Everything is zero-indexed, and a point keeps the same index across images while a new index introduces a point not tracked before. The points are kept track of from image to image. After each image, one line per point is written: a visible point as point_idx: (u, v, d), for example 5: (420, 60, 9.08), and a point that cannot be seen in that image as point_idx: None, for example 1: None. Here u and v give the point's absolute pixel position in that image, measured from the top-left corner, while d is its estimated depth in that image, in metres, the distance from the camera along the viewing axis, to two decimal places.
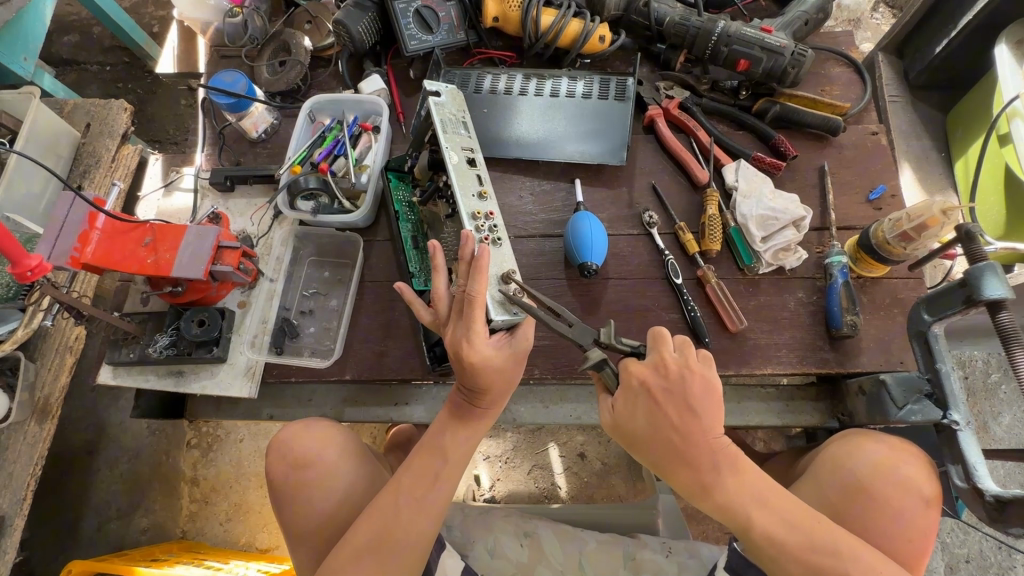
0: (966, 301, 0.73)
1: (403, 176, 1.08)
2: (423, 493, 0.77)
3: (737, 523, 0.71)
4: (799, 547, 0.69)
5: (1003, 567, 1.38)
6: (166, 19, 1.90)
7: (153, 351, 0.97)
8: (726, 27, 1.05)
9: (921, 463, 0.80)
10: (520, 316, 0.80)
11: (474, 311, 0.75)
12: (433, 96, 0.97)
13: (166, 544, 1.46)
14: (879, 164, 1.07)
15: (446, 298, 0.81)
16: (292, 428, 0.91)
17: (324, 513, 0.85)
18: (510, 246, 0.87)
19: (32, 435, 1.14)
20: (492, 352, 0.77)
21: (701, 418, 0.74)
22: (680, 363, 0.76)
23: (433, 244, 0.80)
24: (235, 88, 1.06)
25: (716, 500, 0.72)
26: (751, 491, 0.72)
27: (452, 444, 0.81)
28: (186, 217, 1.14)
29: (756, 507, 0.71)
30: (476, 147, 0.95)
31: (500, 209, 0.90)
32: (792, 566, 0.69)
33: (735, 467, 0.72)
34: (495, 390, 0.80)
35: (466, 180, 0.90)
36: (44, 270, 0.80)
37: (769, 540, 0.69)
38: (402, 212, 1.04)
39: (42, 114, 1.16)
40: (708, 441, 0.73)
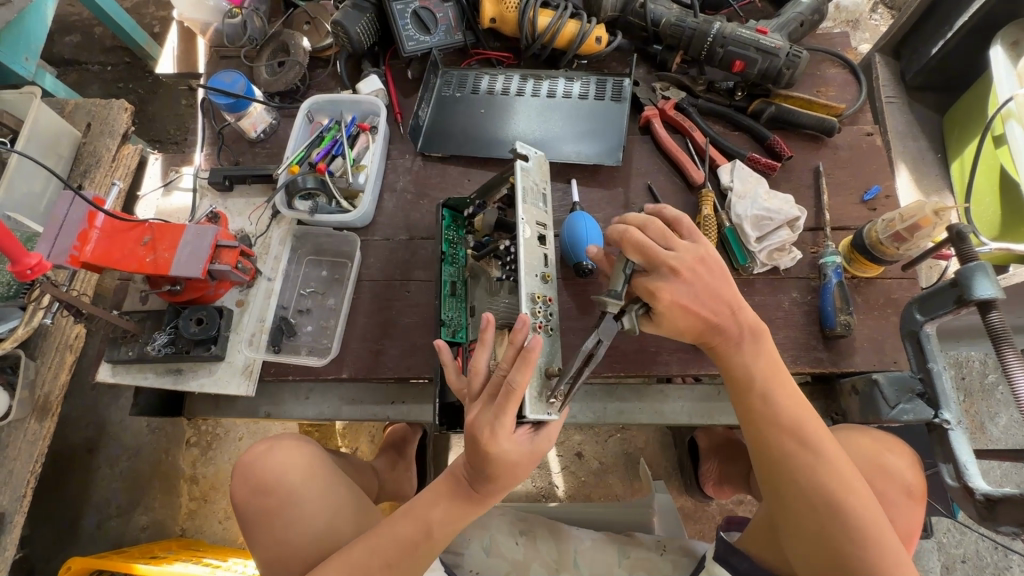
0: (957, 301, 0.74)
1: (458, 217, 1.05)
2: (398, 560, 0.76)
3: (741, 383, 0.78)
4: (787, 422, 0.74)
5: (999, 567, 1.38)
6: (167, 19, 1.91)
7: (152, 350, 0.98)
8: (721, 29, 1.06)
9: (909, 457, 0.81)
10: (552, 416, 0.79)
11: (508, 403, 0.70)
12: (523, 160, 0.95)
13: (166, 541, 1.47)
14: (874, 164, 1.07)
15: (483, 373, 0.77)
16: (260, 450, 0.91)
17: (285, 542, 0.84)
18: (558, 341, 0.88)
19: (32, 433, 1.15)
20: (512, 447, 0.73)
21: (731, 300, 0.78)
22: (688, 263, 0.76)
23: (487, 318, 0.76)
24: (234, 88, 1.07)
25: (731, 361, 0.78)
26: (765, 359, 0.77)
27: (440, 524, 0.77)
28: (185, 216, 1.14)
29: (765, 377, 0.76)
30: (548, 223, 0.94)
31: (557, 298, 0.91)
32: (773, 436, 0.74)
33: (754, 334, 0.78)
34: (503, 479, 0.75)
35: (533, 259, 0.89)
36: (44, 269, 0.80)
37: (765, 405, 0.75)
38: (448, 254, 1.01)
39: (43, 114, 1.17)
40: (736, 322, 0.78)
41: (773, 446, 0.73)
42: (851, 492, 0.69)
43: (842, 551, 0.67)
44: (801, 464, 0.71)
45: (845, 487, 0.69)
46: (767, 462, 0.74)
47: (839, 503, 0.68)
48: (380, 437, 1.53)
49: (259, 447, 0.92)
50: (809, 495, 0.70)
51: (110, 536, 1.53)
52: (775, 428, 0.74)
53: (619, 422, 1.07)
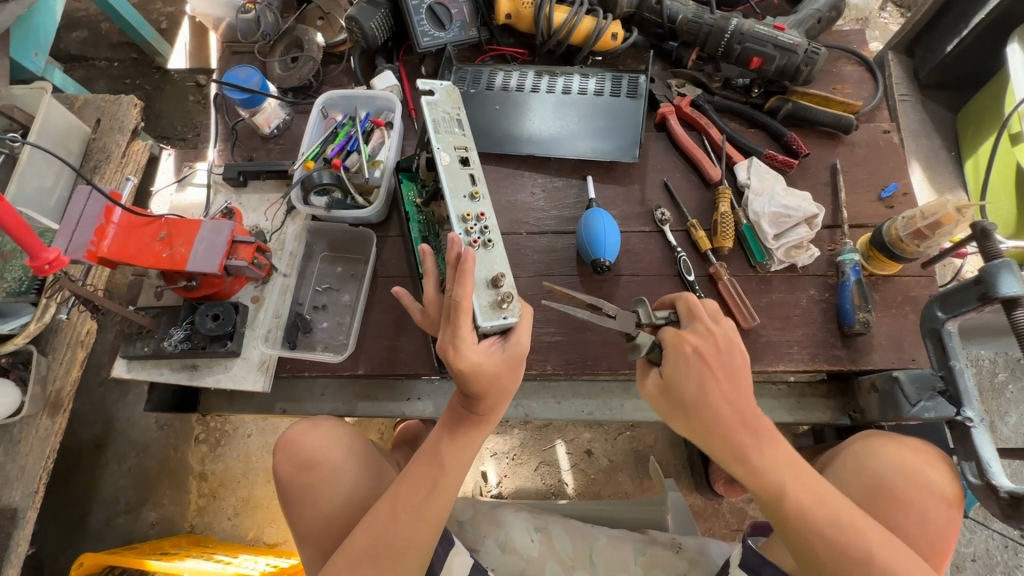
0: (981, 299, 0.73)
1: (415, 176, 1.08)
2: (422, 501, 0.76)
3: (770, 493, 0.70)
4: (825, 524, 0.68)
5: (1009, 566, 1.38)
6: (175, 15, 1.90)
7: (168, 345, 0.98)
8: (738, 25, 1.05)
9: (944, 465, 0.80)
10: (510, 320, 0.78)
11: (459, 317, 0.73)
12: (427, 95, 0.97)
13: (175, 537, 1.47)
14: (891, 162, 1.07)
15: (437, 301, 0.84)
16: (301, 428, 0.92)
17: (326, 516, 0.86)
18: (503, 249, 0.85)
19: (44, 429, 1.14)
20: (481, 359, 0.74)
21: (747, 388, 0.73)
22: (715, 337, 0.75)
23: (423, 248, 0.82)
24: (250, 84, 1.07)
25: (753, 466, 0.70)
26: (784, 458, 0.71)
27: (450, 453, 0.79)
28: (198, 211, 1.14)
29: (791, 478, 0.70)
30: (470, 145, 0.93)
31: (493, 210, 0.87)
32: (821, 546, 0.67)
33: (770, 431, 0.72)
34: (493, 396, 0.77)
35: (457, 181, 0.89)
36: (62, 264, 0.80)
37: (801, 513, 0.68)
38: (413, 213, 1.06)
39: (55, 109, 1.17)
40: (753, 417, 0.72)
41: (822, 554, 0.67)
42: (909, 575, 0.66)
43: None
44: (856, 564, 0.67)
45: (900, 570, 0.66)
46: (817, 569, 0.68)
47: None
48: (389, 434, 1.53)
49: (300, 426, 0.93)
50: None
51: (118, 532, 1.52)
52: (825, 537, 0.67)
53: (634, 419, 1.07)
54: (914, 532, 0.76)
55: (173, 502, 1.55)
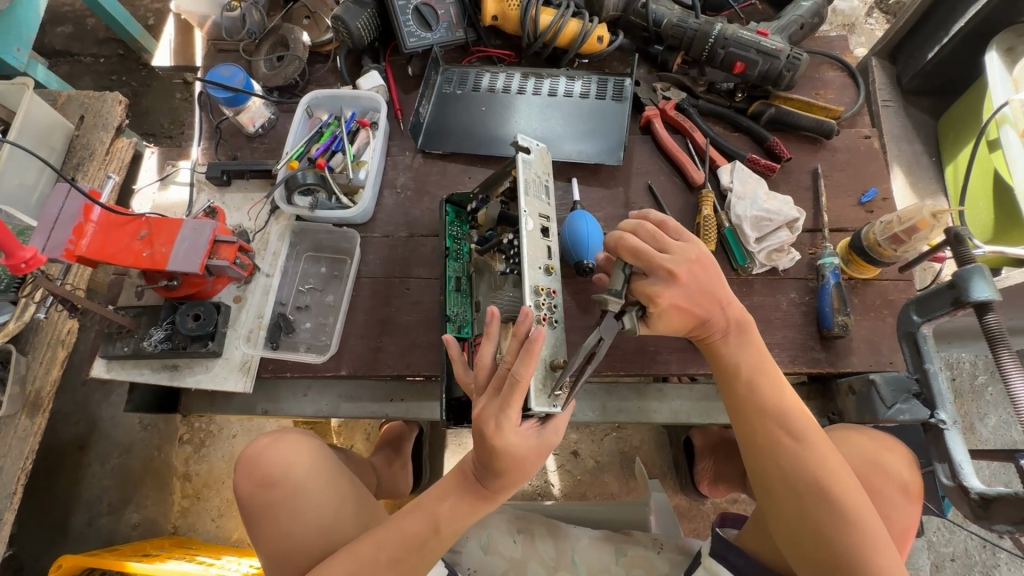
0: (954, 303, 0.74)
1: (461, 213, 1.04)
2: (404, 555, 0.77)
3: (730, 373, 0.81)
4: (770, 410, 0.76)
5: (987, 565, 1.40)
6: (162, 12, 1.88)
7: (148, 345, 0.97)
8: (722, 30, 1.06)
9: (906, 456, 0.82)
10: (558, 408, 0.79)
11: (513, 396, 0.72)
12: (524, 153, 0.93)
13: (157, 539, 1.45)
14: (872, 167, 1.08)
15: (489, 367, 0.79)
16: (265, 443, 0.92)
17: (292, 539, 0.84)
18: (564, 331, 0.87)
19: (23, 429, 1.13)
20: (517, 440, 0.74)
21: (722, 298, 0.82)
22: (682, 262, 0.80)
23: (491, 310, 0.78)
24: (233, 82, 1.07)
25: (722, 357, 0.82)
26: (752, 353, 0.81)
27: (447, 519, 0.78)
28: (181, 211, 1.13)
29: (751, 368, 0.79)
30: (551, 216, 0.93)
31: (562, 289, 0.89)
32: (763, 433, 0.76)
33: (739, 326, 0.82)
34: (510, 473, 0.76)
35: (537, 250, 0.88)
36: (38, 263, 0.79)
37: (751, 396, 0.78)
38: (453, 250, 1.00)
39: (36, 106, 1.16)
40: (726, 315, 0.82)
41: (759, 434, 0.76)
42: (839, 484, 0.70)
43: (824, 530, 0.69)
44: (787, 449, 0.74)
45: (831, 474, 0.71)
46: (756, 455, 0.76)
47: (826, 495, 0.70)
48: (375, 435, 1.52)
49: (262, 441, 0.93)
50: (792, 480, 0.72)
51: (101, 534, 1.51)
52: (765, 418, 0.76)
53: (619, 421, 1.08)
54: None
55: (157, 502, 1.54)
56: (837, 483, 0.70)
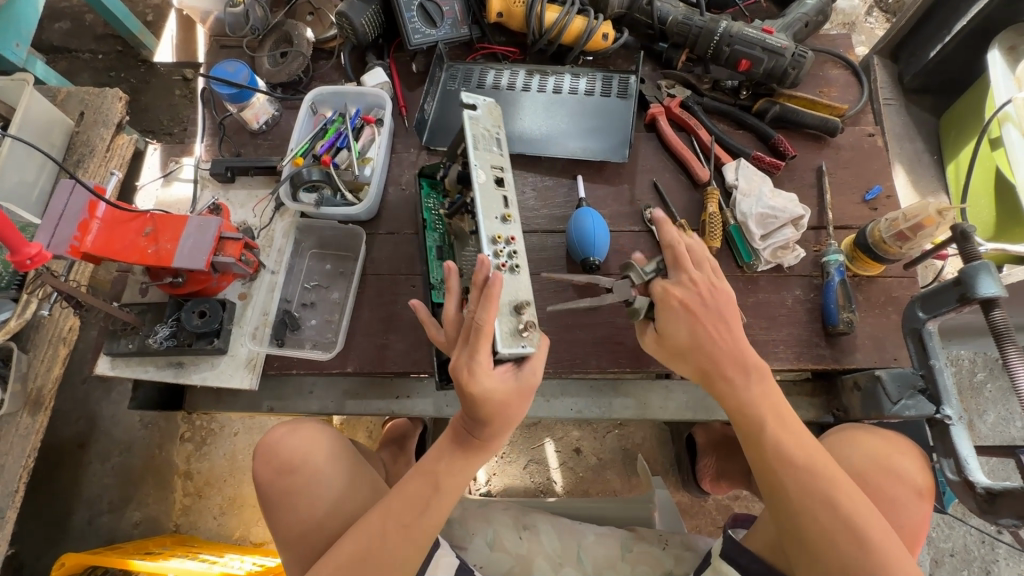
0: (960, 300, 0.75)
1: (436, 185, 1.06)
2: (411, 521, 0.77)
3: (752, 428, 0.74)
4: (799, 463, 0.71)
5: (986, 560, 1.42)
6: (162, 8, 1.87)
7: (153, 342, 0.96)
8: (727, 28, 1.07)
9: (918, 458, 0.82)
10: (529, 350, 0.79)
11: (481, 341, 0.72)
12: (469, 110, 0.95)
13: (159, 537, 1.45)
14: (876, 165, 1.09)
15: (456, 320, 0.82)
16: (279, 431, 0.92)
17: (309, 522, 0.85)
18: (528, 276, 0.86)
19: (24, 427, 1.12)
20: (495, 384, 0.75)
21: (738, 334, 0.78)
22: (701, 284, 0.79)
23: (449, 265, 0.82)
24: (238, 79, 1.06)
25: (740, 403, 0.75)
26: (770, 399, 0.75)
27: (447, 475, 0.79)
28: (184, 207, 1.12)
29: (773, 416, 0.74)
30: (505, 166, 0.93)
31: (523, 236, 0.88)
32: (793, 487, 0.70)
33: (758, 371, 0.76)
34: (496, 421, 0.77)
35: (491, 202, 0.88)
36: (43, 259, 0.78)
37: (780, 454, 0.72)
38: (430, 221, 1.03)
39: (37, 101, 1.15)
40: (740, 356, 0.76)
41: (791, 489, 0.70)
42: (880, 534, 0.67)
43: None
44: (824, 502, 0.68)
45: (870, 521, 0.67)
46: (791, 518, 0.70)
47: (868, 545, 0.66)
48: (377, 433, 1.52)
49: (280, 430, 0.93)
50: (831, 534, 0.68)
51: (102, 532, 1.50)
52: (796, 475, 0.70)
53: (624, 417, 1.08)
54: None
55: (158, 500, 1.54)
56: (878, 532, 0.67)
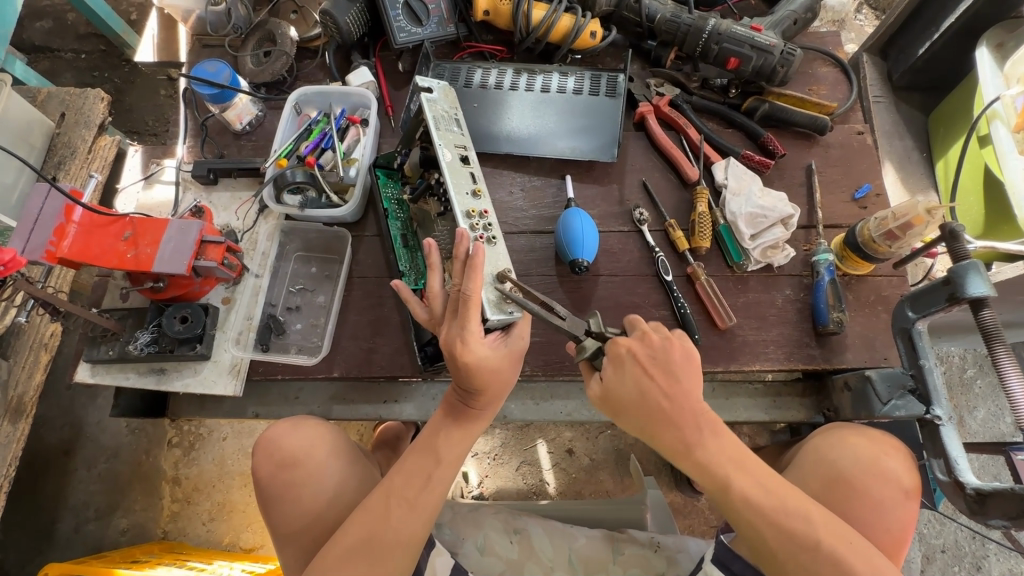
0: (949, 299, 0.74)
1: (392, 173, 1.08)
2: (415, 495, 0.77)
3: (718, 487, 0.72)
4: (772, 512, 0.70)
5: (977, 556, 1.42)
6: (145, 7, 1.84)
7: (134, 348, 0.95)
8: (716, 26, 1.06)
9: (905, 457, 0.82)
10: (516, 315, 0.80)
11: (469, 310, 0.75)
12: (425, 93, 0.96)
13: (147, 545, 1.43)
14: (865, 164, 1.08)
15: (441, 295, 0.81)
16: (280, 425, 0.90)
17: (311, 513, 0.84)
18: (506, 244, 0.86)
19: (5, 435, 1.09)
20: (487, 352, 0.77)
21: (693, 391, 0.75)
22: (644, 338, 0.78)
23: (428, 243, 0.78)
24: (219, 78, 1.04)
25: (697, 460, 0.73)
26: (730, 451, 0.73)
27: (447, 447, 0.80)
28: (166, 210, 1.10)
29: (735, 469, 0.72)
30: (468, 145, 0.94)
31: (495, 206, 0.88)
32: (771, 537, 0.69)
33: (715, 427, 0.74)
34: (492, 388, 0.80)
35: (459, 178, 0.89)
36: (18, 264, 0.76)
37: (749, 504, 0.70)
38: (391, 210, 1.04)
39: (15, 103, 1.12)
40: (692, 410, 0.74)
41: (772, 542, 0.69)
42: (861, 559, 0.67)
43: None
44: (803, 549, 0.68)
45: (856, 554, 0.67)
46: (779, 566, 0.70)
47: None
48: (368, 435, 1.50)
49: (282, 425, 0.91)
50: None
51: (89, 539, 1.48)
52: (776, 530, 0.69)
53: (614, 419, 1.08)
54: (867, 522, 0.78)
55: (146, 507, 1.52)
56: (861, 562, 0.67)
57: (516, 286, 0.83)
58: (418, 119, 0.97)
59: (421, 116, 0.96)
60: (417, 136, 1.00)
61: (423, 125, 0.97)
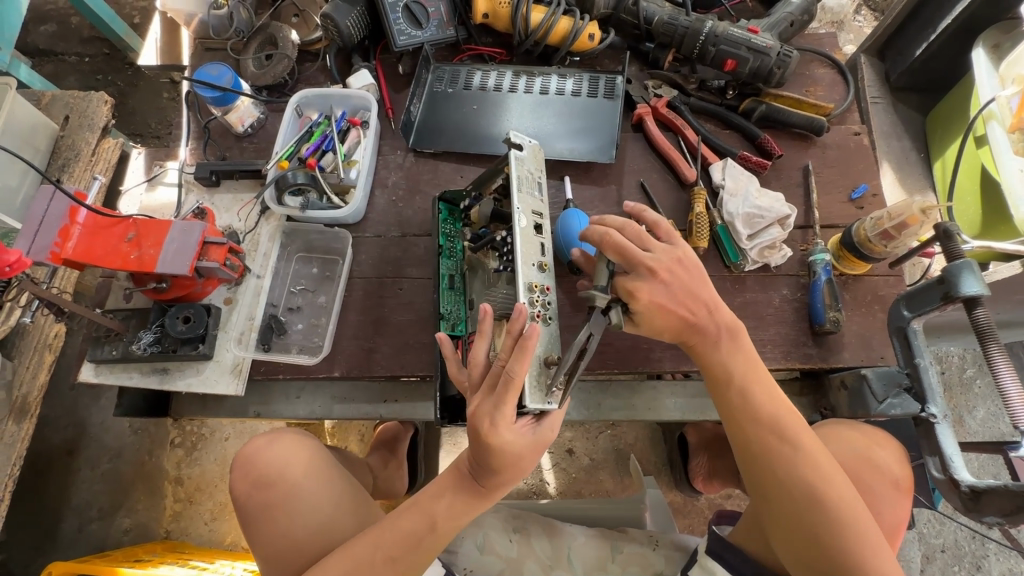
0: (944, 298, 0.75)
1: (454, 212, 1.04)
2: (400, 554, 0.77)
3: (721, 380, 0.80)
4: (763, 413, 0.76)
5: (976, 556, 1.42)
6: (148, 10, 1.85)
7: (137, 348, 0.96)
8: (713, 28, 1.07)
9: (897, 452, 0.83)
10: (552, 406, 0.78)
11: (509, 393, 0.71)
12: (516, 148, 0.91)
13: (149, 544, 1.44)
14: (862, 164, 1.09)
15: (482, 364, 0.78)
16: (255, 445, 0.91)
17: (291, 539, 0.84)
18: (558, 330, 0.85)
19: (9, 435, 1.10)
20: (514, 437, 0.73)
21: (709, 300, 0.81)
22: (666, 263, 0.79)
23: (484, 308, 0.77)
24: (221, 81, 1.06)
25: (708, 361, 0.81)
26: (742, 356, 0.80)
27: (444, 516, 0.78)
28: (168, 212, 1.11)
29: (740, 370, 0.79)
30: (545, 213, 0.90)
31: (557, 287, 0.87)
32: (754, 434, 0.76)
33: (731, 333, 0.80)
34: (507, 470, 0.76)
35: (530, 247, 0.86)
36: (23, 266, 0.77)
37: (744, 400, 0.77)
38: (446, 248, 0.99)
39: (20, 107, 1.13)
40: (711, 321, 0.80)
41: (752, 436, 0.76)
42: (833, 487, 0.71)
43: (821, 535, 0.70)
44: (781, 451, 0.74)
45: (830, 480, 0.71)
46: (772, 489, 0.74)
47: (823, 503, 0.71)
48: (369, 435, 1.51)
49: (259, 441, 0.92)
50: (790, 485, 0.73)
51: (92, 539, 1.49)
52: (760, 424, 0.76)
53: (613, 418, 1.08)
54: None
55: (149, 507, 1.53)
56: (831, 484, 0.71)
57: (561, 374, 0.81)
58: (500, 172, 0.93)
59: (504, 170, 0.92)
60: (491, 187, 0.97)
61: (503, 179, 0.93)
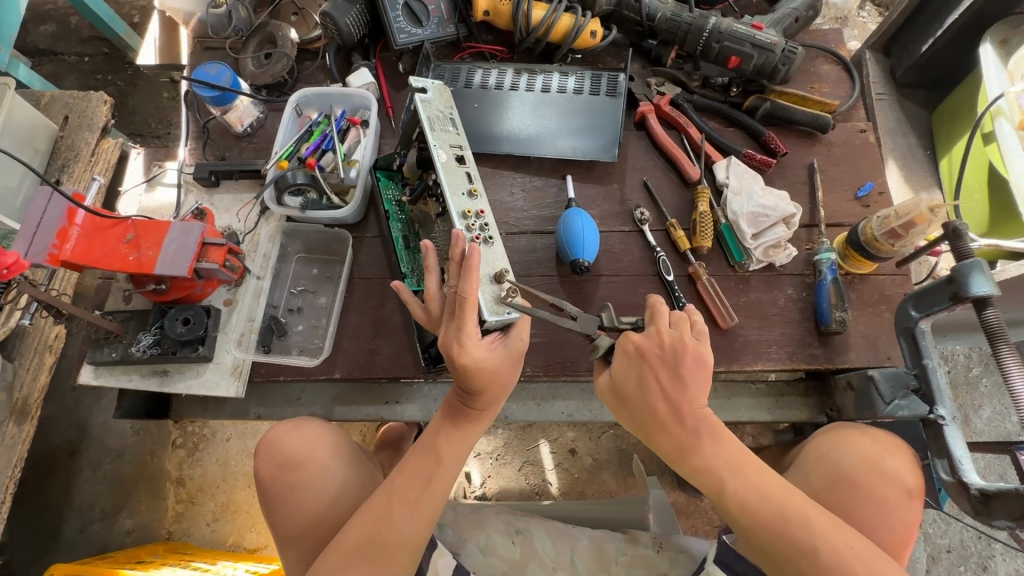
0: (953, 298, 0.74)
1: (393, 175, 1.07)
2: (417, 495, 0.77)
3: (713, 488, 0.73)
4: (770, 519, 0.70)
5: (982, 556, 1.40)
6: (148, 9, 1.84)
7: (136, 350, 0.95)
8: (717, 24, 1.05)
9: (907, 456, 0.82)
10: (515, 315, 0.80)
11: (465, 313, 0.74)
12: (420, 93, 0.95)
13: (152, 545, 1.44)
14: (867, 162, 1.08)
15: (438, 297, 0.81)
16: (281, 427, 0.90)
17: (313, 514, 0.84)
18: (502, 245, 0.86)
19: (10, 437, 1.09)
20: (483, 354, 0.76)
21: (700, 395, 0.75)
22: (679, 337, 0.76)
23: (425, 244, 0.78)
24: (220, 81, 1.05)
25: (692, 462, 0.74)
26: (728, 452, 0.74)
27: (447, 448, 0.80)
28: (168, 213, 1.10)
29: (731, 475, 0.72)
30: (464, 144, 0.93)
31: (492, 207, 0.88)
32: (766, 539, 0.70)
33: (712, 429, 0.75)
34: (491, 390, 0.79)
35: (455, 178, 0.89)
36: (21, 267, 0.76)
37: (744, 508, 0.71)
38: (392, 212, 1.04)
39: (18, 107, 1.12)
40: (694, 415, 0.75)
41: (767, 543, 0.70)
42: (863, 567, 0.66)
43: None
44: (802, 555, 0.68)
45: (861, 565, 0.66)
46: (779, 566, 0.70)
47: None
48: (371, 436, 1.51)
49: (283, 426, 0.91)
50: None
51: (94, 540, 1.48)
52: (770, 535, 0.69)
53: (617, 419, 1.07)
54: (879, 521, 0.78)
55: (151, 508, 1.53)
56: (856, 558, 0.67)
57: (516, 286, 0.82)
58: (415, 121, 0.97)
59: (417, 117, 0.96)
60: (414, 138, 0.99)
61: (419, 127, 0.97)
